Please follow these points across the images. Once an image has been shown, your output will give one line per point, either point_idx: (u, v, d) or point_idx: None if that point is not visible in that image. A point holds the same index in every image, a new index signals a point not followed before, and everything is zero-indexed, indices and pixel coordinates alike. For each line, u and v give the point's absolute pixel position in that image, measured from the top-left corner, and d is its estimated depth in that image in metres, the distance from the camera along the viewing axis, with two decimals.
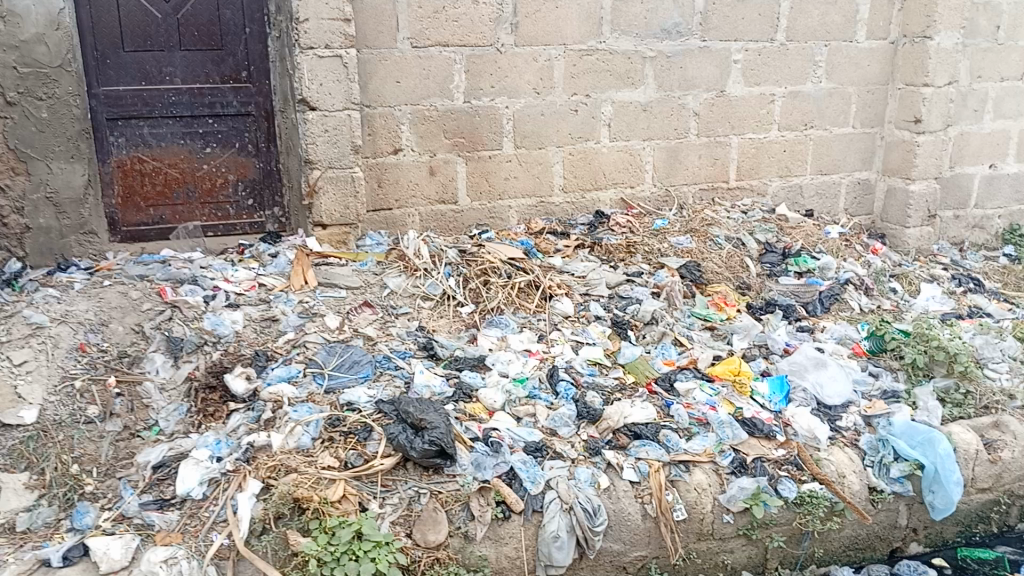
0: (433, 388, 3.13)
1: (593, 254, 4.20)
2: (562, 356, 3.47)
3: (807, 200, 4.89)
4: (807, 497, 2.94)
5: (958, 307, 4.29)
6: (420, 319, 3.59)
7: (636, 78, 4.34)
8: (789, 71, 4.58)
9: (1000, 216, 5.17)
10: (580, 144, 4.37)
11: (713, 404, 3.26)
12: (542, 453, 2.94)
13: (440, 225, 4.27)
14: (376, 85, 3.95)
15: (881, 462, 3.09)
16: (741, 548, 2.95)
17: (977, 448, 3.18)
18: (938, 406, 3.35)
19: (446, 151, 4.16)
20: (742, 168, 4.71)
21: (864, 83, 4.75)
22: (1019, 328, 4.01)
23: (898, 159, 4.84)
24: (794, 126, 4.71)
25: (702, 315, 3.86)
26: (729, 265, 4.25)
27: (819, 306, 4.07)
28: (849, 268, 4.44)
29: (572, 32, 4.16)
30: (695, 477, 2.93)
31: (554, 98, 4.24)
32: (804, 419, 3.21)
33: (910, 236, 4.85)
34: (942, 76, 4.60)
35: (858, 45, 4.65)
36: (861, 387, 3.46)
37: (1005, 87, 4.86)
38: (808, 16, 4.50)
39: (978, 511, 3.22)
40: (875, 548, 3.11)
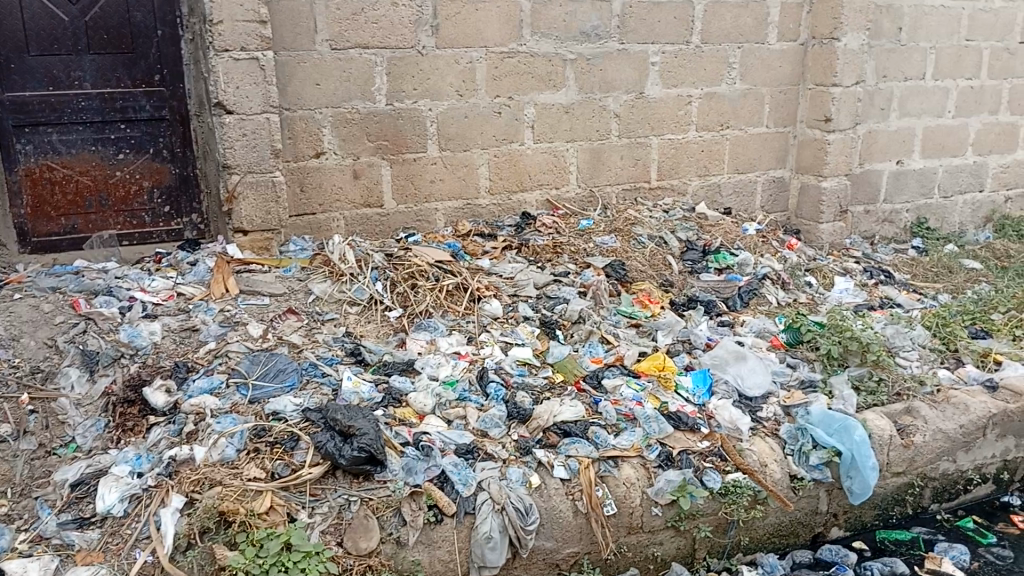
0: (362, 394, 3.11)
1: (521, 255, 4.22)
2: (491, 357, 3.47)
3: (725, 198, 5.03)
4: (731, 486, 3.02)
5: (870, 299, 4.48)
6: (347, 325, 3.55)
7: (558, 81, 4.39)
8: (705, 73, 4.70)
9: (908, 211, 5.42)
10: (505, 146, 4.39)
11: (640, 399, 3.33)
12: (474, 455, 2.95)
13: (366, 229, 4.24)
14: (295, 87, 3.89)
15: (801, 450, 3.20)
16: (670, 540, 3.01)
17: (892, 434, 3.30)
18: (853, 394, 3.49)
19: (369, 153, 4.12)
20: (663, 168, 4.81)
21: (776, 84, 4.91)
22: (927, 317, 4.22)
23: (810, 157, 5.02)
24: (711, 127, 4.83)
25: (627, 313, 3.93)
26: (652, 263, 4.36)
27: (739, 301, 4.20)
28: (767, 263, 4.58)
29: (493, 34, 4.18)
30: (624, 471, 2.99)
31: (477, 101, 4.25)
32: (727, 411, 3.32)
33: (824, 231, 5.04)
34: (849, 76, 4.80)
35: (770, 47, 4.81)
36: (780, 377, 3.58)
37: (908, 86, 5.10)
38: (721, 19, 4.62)
39: (893, 495, 3.36)
40: (798, 534, 3.22)
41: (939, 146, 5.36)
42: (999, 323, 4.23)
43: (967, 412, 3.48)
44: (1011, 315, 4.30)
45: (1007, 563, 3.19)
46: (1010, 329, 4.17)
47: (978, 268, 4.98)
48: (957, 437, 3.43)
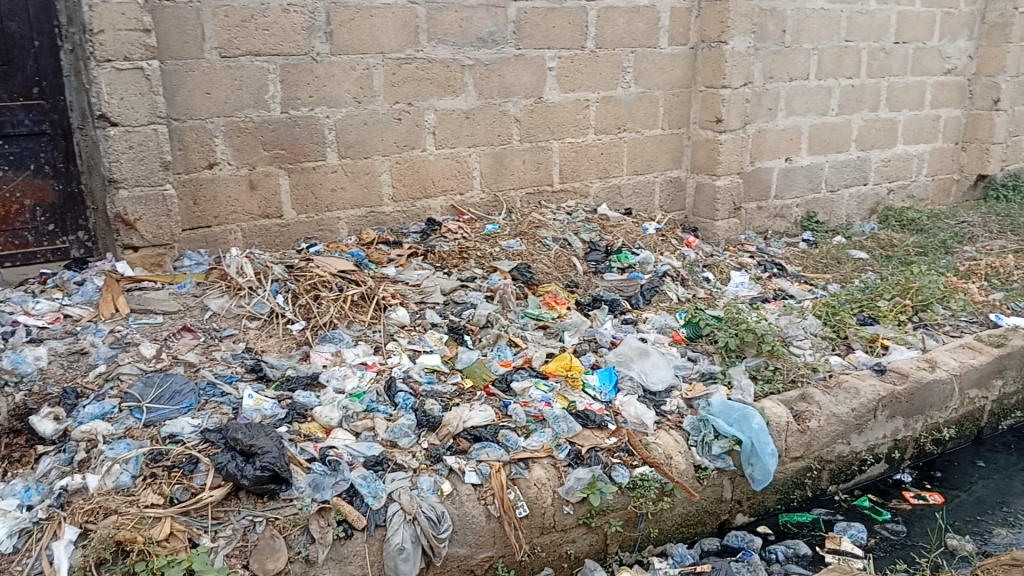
0: (264, 411, 3.03)
1: (427, 261, 4.19)
2: (399, 365, 3.43)
3: (625, 199, 5.15)
4: (639, 480, 3.10)
5: (764, 291, 4.67)
6: (247, 341, 3.46)
7: (457, 86, 4.38)
8: (600, 77, 4.80)
9: (798, 205, 5.67)
10: (406, 153, 4.36)
11: (549, 400, 3.36)
12: (383, 466, 2.92)
13: (265, 241, 4.13)
14: (184, 97, 3.76)
15: (704, 440, 3.30)
16: (583, 537, 3.05)
17: (788, 420, 3.45)
18: (750, 383, 3.62)
19: (266, 163, 4.02)
20: (564, 171, 4.88)
21: (669, 87, 5.06)
22: (817, 307, 4.42)
23: (703, 157, 5.19)
24: (609, 130, 4.94)
25: (535, 315, 3.96)
26: (557, 266, 4.41)
27: (641, 299, 4.31)
28: (667, 261, 4.71)
29: (389, 41, 4.14)
30: (535, 472, 3.01)
31: (376, 107, 4.21)
32: (632, 406, 3.39)
33: (719, 228, 5.21)
34: (737, 78, 4.98)
35: (662, 51, 4.96)
36: (682, 372, 3.69)
37: (793, 86, 5.34)
38: (614, 24, 4.73)
39: (793, 479, 3.50)
40: (705, 522, 3.32)
41: (825, 143, 5.62)
42: (884, 309, 4.46)
43: (857, 396, 3.66)
44: (895, 301, 4.55)
45: (900, 537, 3.38)
46: (895, 315, 4.41)
47: (865, 258, 5.26)
48: (849, 420, 3.60)
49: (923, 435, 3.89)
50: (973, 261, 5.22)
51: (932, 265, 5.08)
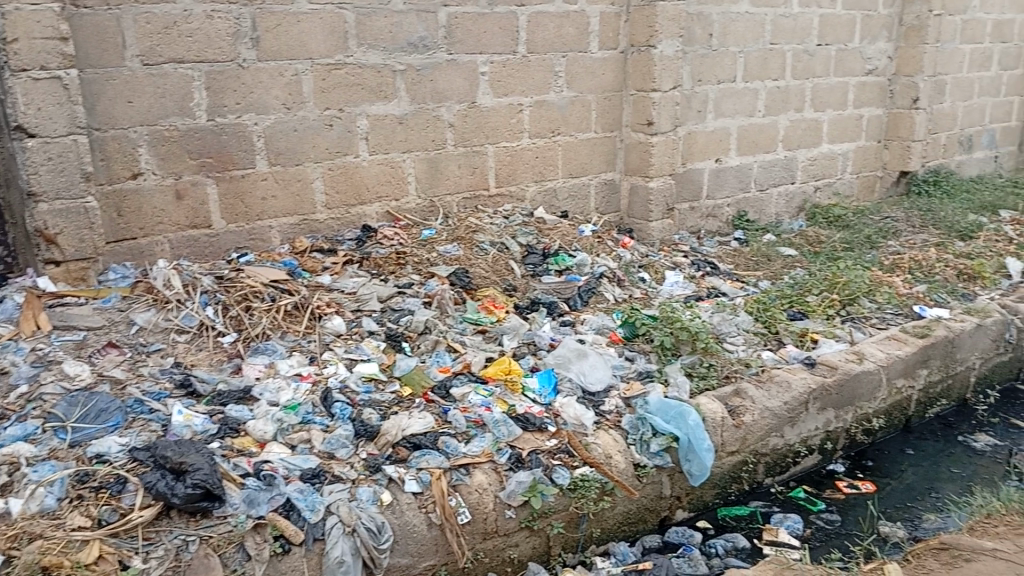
0: (195, 427, 2.95)
1: (362, 269, 4.14)
2: (335, 375, 3.37)
3: (561, 202, 5.17)
4: (580, 481, 3.11)
5: (698, 290, 4.76)
6: (176, 355, 3.36)
7: (388, 92, 4.34)
8: (533, 81, 4.82)
9: (729, 205, 5.80)
10: (339, 159, 4.29)
11: (488, 405, 3.34)
12: (320, 478, 2.86)
13: (194, 252, 4.02)
14: (105, 106, 3.64)
15: (642, 439, 3.33)
16: (526, 541, 3.05)
17: (723, 416, 3.51)
18: (686, 381, 3.68)
19: (192, 172, 3.91)
20: (500, 175, 4.87)
21: (601, 91, 5.12)
22: (749, 304, 4.51)
23: (636, 160, 5.25)
24: (543, 133, 4.95)
25: (473, 319, 3.94)
26: (495, 269, 4.40)
27: (579, 300, 4.34)
28: (603, 262, 4.75)
29: (318, 46, 4.08)
30: (476, 478, 3.00)
31: (306, 113, 4.14)
32: (572, 408, 3.41)
33: (654, 228, 5.27)
34: (666, 82, 5.06)
35: (592, 55, 5.01)
36: (620, 371, 3.73)
37: (721, 89, 5.45)
38: (544, 28, 4.76)
39: (730, 473, 3.57)
40: (646, 520, 3.36)
41: (753, 144, 5.76)
42: (813, 304, 4.59)
43: (789, 390, 3.74)
44: (823, 297, 4.68)
45: (835, 527, 3.47)
46: (824, 310, 4.54)
47: (794, 255, 5.40)
48: (782, 414, 3.69)
49: (854, 425, 4.00)
50: (897, 255, 5.41)
51: (858, 260, 5.24)
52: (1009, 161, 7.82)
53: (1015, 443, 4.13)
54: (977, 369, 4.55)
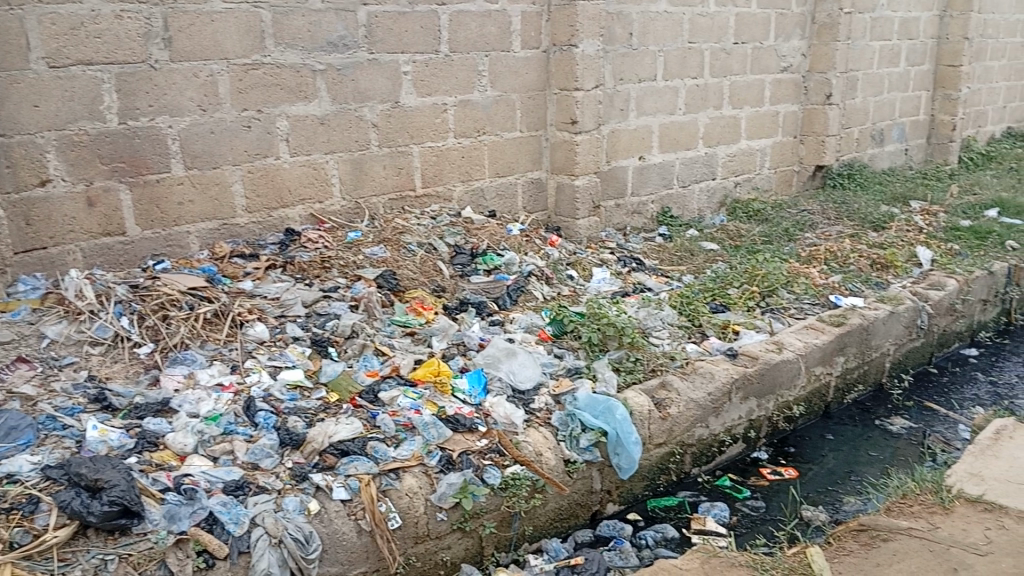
0: (111, 443, 2.84)
1: (286, 273, 4.06)
2: (259, 384, 3.29)
3: (489, 201, 5.17)
4: (511, 480, 3.12)
5: (624, 286, 4.82)
6: (90, 368, 3.24)
7: (308, 92, 4.26)
8: (456, 81, 4.80)
9: (653, 201, 5.89)
10: (259, 162, 4.20)
11: (418, 407, 3.30)
12: (244, 490, 2.80)
13: (108, 260, 3.86)
14: (9, 110, 3.48)
15: (572, 435, 3.36)
16: (458, 542, 3.04)
17: (650, 408, 3.57)
18: (614, 375, 3.73)
19: (105, 177, 3.77)
20: (426, 176, 4.83)
21: (525, 90, 5.13)
22: (674, 298, 4.59)
23: (562, 158, 5.28)
24: (468, 133, 4.94)
25: (402, 321, 3.88)
26: (423, 270, 4.37)
27: (508, 299, 4.34)
28: (531, 261, 4.77)
29: (234, 46, 3.98)
30: (406, 482, 2.96)
31: (223, 115, 4.03)
32: (502, 407, 3.40)
33: (581, 226, 5.32)
34: (589, 80, 5.11)
35: (515, 55, 5.02)
36: (549, 369, 3.74)
37: (643, 87, 5.54)
38: (466, 28, 4.75)
39: (658, 465, 3.64)
40: (577, 515, 3.39)
41: (674, 141, 5.86)
42: (734, 297, 4.71)
43: (713, 380, 3.83)
44: (744, 289, 4.80)
45: (759, 513, 3.57)
46: (744, 302, 4.66)
47: (715, 249, 5.53)
48: (706, 404, 3.77)
49: (775, 413, 4.12)
50: (814, 247, 5.59)
51: (776, 253, 5.40)
52: (918, 153, 8.16)
53: (927, 425, 4.32)
54: (891, 354, 4.74)
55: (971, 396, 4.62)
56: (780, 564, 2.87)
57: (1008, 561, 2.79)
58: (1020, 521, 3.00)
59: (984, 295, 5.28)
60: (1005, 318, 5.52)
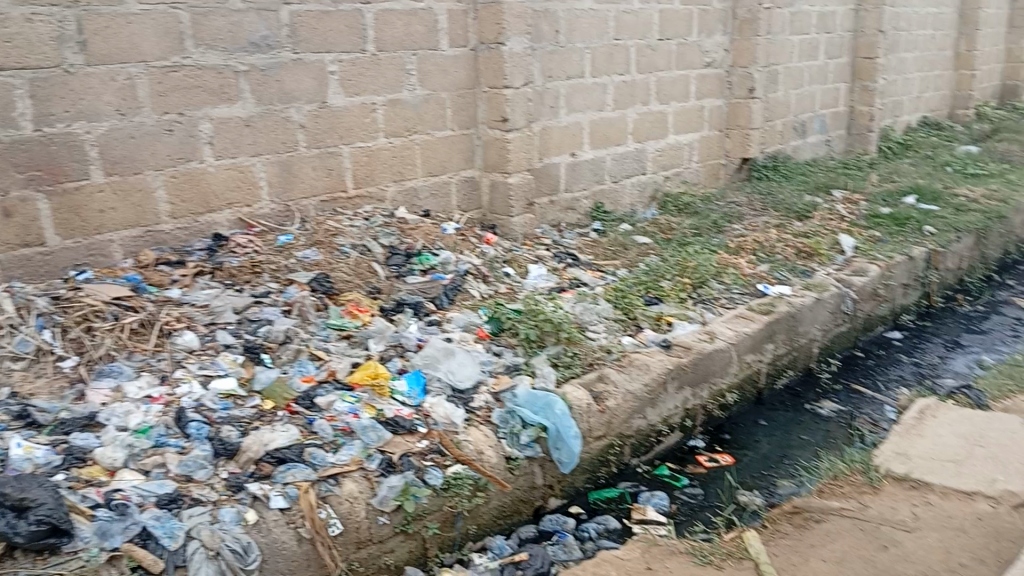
0: (36, 460, 2.74)
1: (214, 279, 3.96)
2: (190, 394, 3.20)
3: (422, 201, 5.13)
4: (452, 479, 3.10)
5: (560, 281, 4.86)
6: (11, 385, 3.10)
7: (232, 93, 4.16)
8: (384, 80, 4.75)
9: (586, 197, 5.95)
10: (182, 166, 4.07)
11: (356, 411, 3.26)
12: (178, 503, 2.71)
13: (27, 271, 3.69)
14: None
15: (512, 432, 3.38)
16: (401, 545, 3.02)
17: (589, 402, 3.61)
18: (552, 371, 3.75)
19: (20, 187, 3.61)
20: (358, 176, 4.77)
21: (454, 88, 5.12)
22: (609, 292, 4.65)
23: (494, 155, 5.28)
24: (399, 132, 4.89)
25: (337, 325, 3.83)
26: (357, 272, 4.32)
27: (445, 298, 4.33)
28: (467, 259, 4.76)
29: (152, 48, 3.86)
30: (346, 487, 2.92)
31: (143, 119, 3.90)
32: (442, 407, 3.38)
33: (516, 224, 5.33)
34: (518, 78, 5.13)
35: (443, 53, 5.00)
36: (488, 367, 3.74)
37: (571, 84, 5.59)
38: (392, 26, 4.71)
39: (599, 457, 3.68)
40: (520, 511, 3.40)
41: (604, 137, 5.93)
42: (667, 288, 4.79)
43: (648, 372, 3.89)
44: (676, 281, 4.89)
45: (698, 500, 3.64)
46: (677, 293, 4.75)
47: (648, 243, 5.62)
48: (643, 396, 3.83)
49: (710, 401, 4.21)
50: (742, 238, 5.73)
51: (706, 244, 5.52)
52: (839, 144, 8.44)
53: (855, 407, 4.47)
54: (818, 340, 4.90)
55: (896, 377, 4.80)
56: (718, 549, 2.94)
57: (934, 535, 2.91)
58: (943, 497, 3.14)
59: (904, 279, 5.49)
60: (925, 301, 5.75)
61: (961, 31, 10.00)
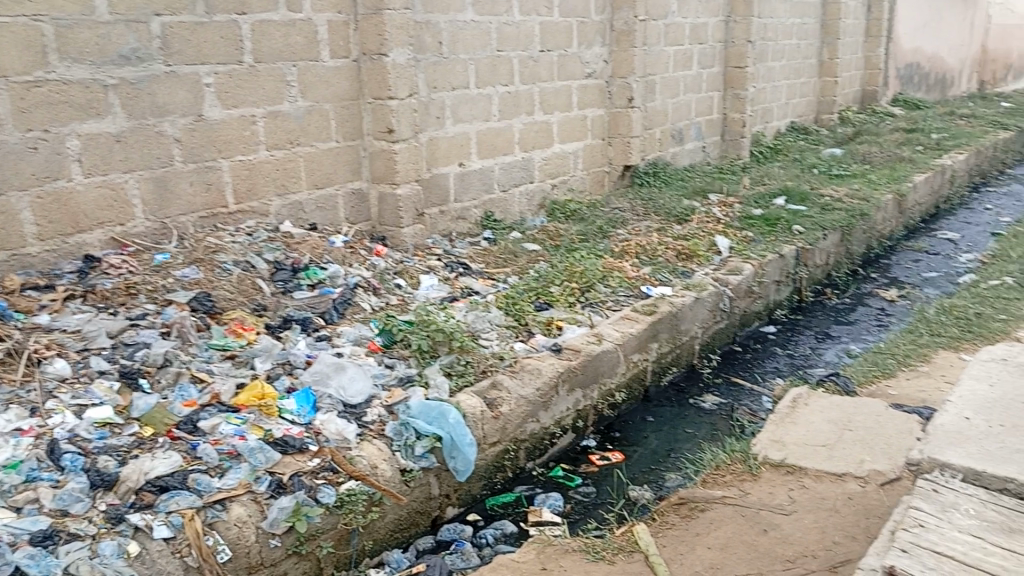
0: None
1: (86, 303, 3.78)
2: (62, 425, 3.03)
3: (308, 214, 5.05)
4: (346, 496, 3.07)
5: (452, 291, 4.88)
6: None
7: (101, 108, 3.98)
8: (263, 92, 4.65)
9: (476, 206, 6.00)
10: (49, 185, 3.86)
11: (242, 433, 3.18)
12: (54, 540, 2.58)
13: None
14: None
15: (406, 444, 3.36)
16: (295, 567, 2.96)
17: (482, 409, 3.64)
18: (445, 380, 3.76)
19: None
20: (239, 191, 4.64)
21: (337, 100, 5.07)
22: (499, 299, 4.70)
23: (382, 167, 5.25)
24: (281, 145, 4.80)
25: (220, 345, 3.72)
26: (241, 290, 4.21)
27: (335, 313, 4.28)
28: (356, 272, 4.72)
29: (13, 62, 3.65)
30: (234, 512, 2.84)
31: (4, 137, 3.69)
32: (333, 424, 3.34)
33: (406, 235, 5.32)
34: (402, 89, 5.13)
35: (324, 64, 4.95)
36: (380, 380, 3.72)
37: (457, 95, 5.64)
38: (270, 38, 4.62)
39: (494, 463, 3.72)
40: (417, 523, 3.40)
41: (491, 147, 6.00)
42: (557, 294, 4.89)
43: (540, 376, 3.96)
44: (565, 286, 5.00)
45: (591, 498, 3.74)
46: (566, 298, 4.85)
47: (537, 250, 5.72)
48: (536, 400, 3.89)
49: (600, 401, 4.33)
50: (626, 242, 5.92)
51: (593, 250, 5.67)
52: (715, 150, 8.83)
53: (735, 399, 4.70)
54: (700, 337, 5.12)
55: (772, 369, 5.07)
56: (609, 545, 3.03)
57: (809, 516, 3.09)
58: (817, 479, 3.34)
59: (777, 276, 5.81)
60: (797, 296, 6.10)
61: (824, 40, 10.66)
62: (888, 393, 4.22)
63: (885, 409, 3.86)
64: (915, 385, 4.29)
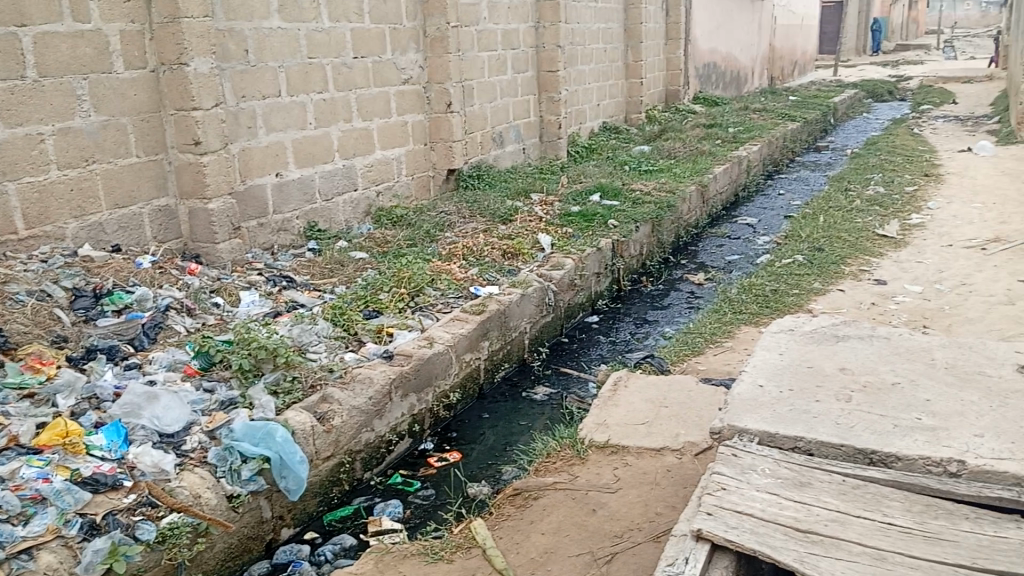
0: None
1: None
2: None
3: (110, 235, 4.73)
4: (168, 530, 2.90)
5: (276, 305, 4.75)
6: None
7: None
8: (51, 108, 4.30)
9: (297, 217, 5.85)
10: None
11: (46, 475, 2.92)
12: None
13: None
14: None
15: (232, 468, 3.23)
16: None
17: (312, 424, 3.56)
18: (270, 399, 3.65)
19: None
20: (30, 215, 4.27)
21: (135, 112, 4.78)
22: (326, 310, 4.62)
23: (190, 181, 5.00)
24: (74, 163, 4.46)
25: (15, 384, 3.40)
26: (37, 321, 3.87)
27: (145, 339, 4.07)
28: (167, 293, 4.48)
29: None
30: (43, 560, 2.63)
31: None
32: (149, 455, 3.15)
33: (223, 250, 5.10)
34: (207, 99, 4.91)
35: (117, 76, 4.64)
36: (199, 406, 3.55)
37: (267, 104, 5.47)
38: (55, 50, 4.28)
39: (329, 477, 3.66)
40: (250, 549, 3.29)
41: (308, 157, 5.87)
42: (385, 300, 4.86)
43: (371, 384, 3.93)
44: (393, 292, 4.98)
45: (431, 501, 3.77)
46: (394, 304, 4.84)
47: (364, 258, 5.67)
48: (368, 409, 3.86)
49: (435, 403, 4.36)
50: (452, 245, 5.99)
51: (419, 254, 5.69)
52: (534, 151, 9.11)
53: (564, 388, 4.89)
54: (529, 332, 5.28)
55: (597, 357, 5.32)
56: (448, 544, 3.08)
57: (633, 492, 3.28)
58: (638, 456, 3.55)
59: (597, 268, 6.10)
60: (617, 285, 6.43)
61: (629, 43, 11.26)
62: (698, 369, 4.55)
63: (696, 384, 4.16)
64: (722, 360, 4.66)
